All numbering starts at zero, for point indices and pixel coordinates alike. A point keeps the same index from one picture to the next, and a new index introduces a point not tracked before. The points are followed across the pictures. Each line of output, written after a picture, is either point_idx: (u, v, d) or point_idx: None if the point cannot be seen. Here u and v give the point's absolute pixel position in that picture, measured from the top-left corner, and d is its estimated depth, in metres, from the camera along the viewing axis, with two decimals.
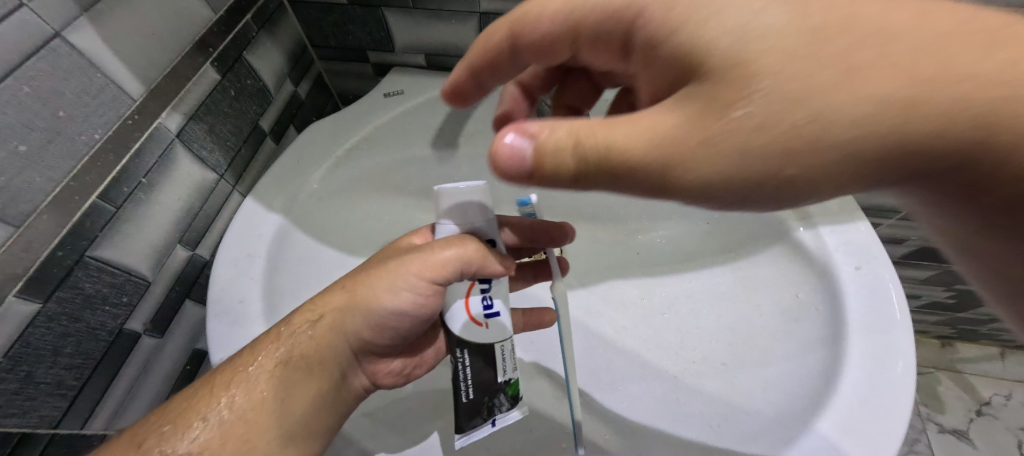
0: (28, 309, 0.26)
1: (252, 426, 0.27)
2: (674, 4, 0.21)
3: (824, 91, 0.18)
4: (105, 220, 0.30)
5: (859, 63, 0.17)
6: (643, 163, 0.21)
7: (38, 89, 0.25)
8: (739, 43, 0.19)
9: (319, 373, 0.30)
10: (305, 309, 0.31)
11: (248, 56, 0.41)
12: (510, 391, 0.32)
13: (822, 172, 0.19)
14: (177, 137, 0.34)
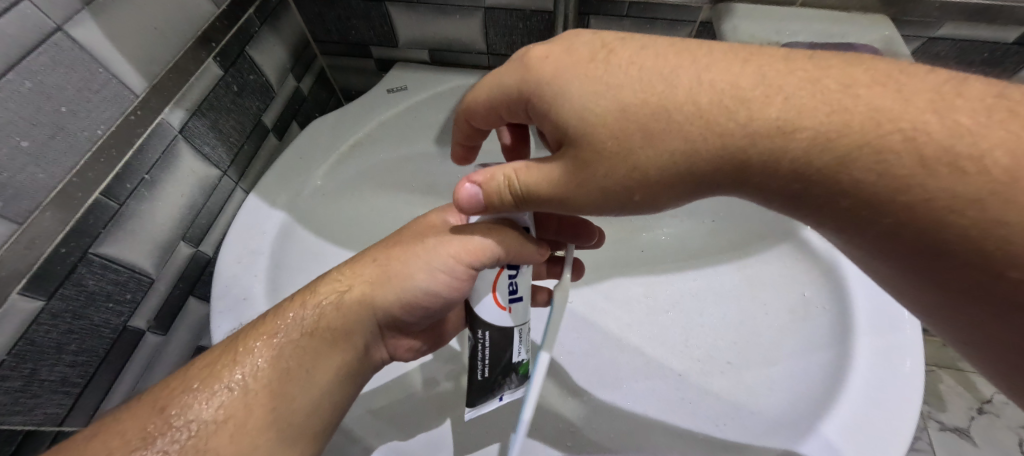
0: (32, 306, 0.26)
1: (273, 396, 0.28)
2: (546, 84, 0.25)
3: (642, 146, 0.23)
4: (108, 218, 0.30)
5: (655, 127, 0.22)
6: (550, 200, 0.26)
7: (40, 84, 0.25)
8: (584, 126, 0.24)
9: (341, 345, 0.31)
10: (333, 278, 0.31)
11: (251, 51, 0.40)
12: (520, 371, 0.32)
13: (658, 194, 0.24)
14: (180, 132, 0.34)
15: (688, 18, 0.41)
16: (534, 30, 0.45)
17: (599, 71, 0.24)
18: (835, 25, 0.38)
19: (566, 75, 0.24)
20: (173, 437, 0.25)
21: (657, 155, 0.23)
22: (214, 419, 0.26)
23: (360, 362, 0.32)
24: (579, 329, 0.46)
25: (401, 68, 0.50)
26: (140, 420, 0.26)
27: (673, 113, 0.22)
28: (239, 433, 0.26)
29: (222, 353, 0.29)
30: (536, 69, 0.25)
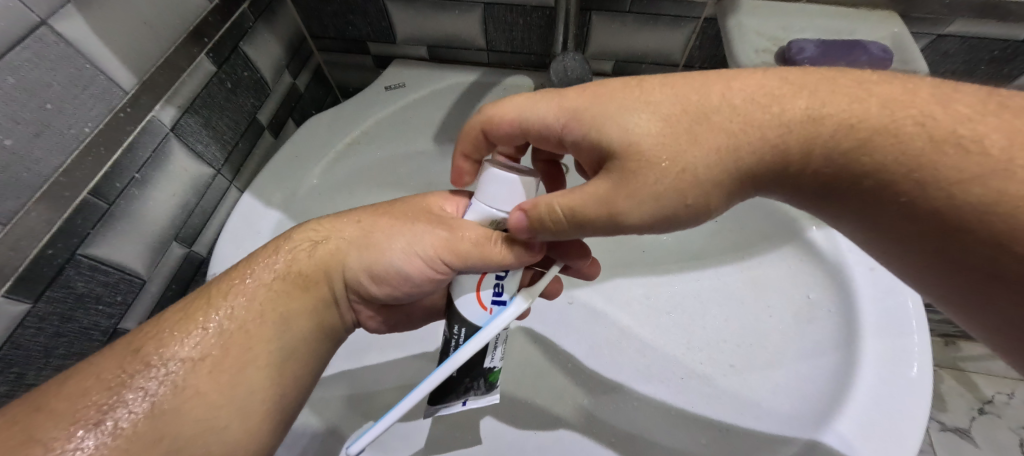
0: (18, 309, 0.26)
1: (251, 337, 0.28)
2: (584, 106, 0.25)
3: (690, 147, 0.22)
4: (97, 218, 0.29)
5: (699, 126, 0.22)
6: (600, 214, 0.24)
7: (24, 81, 0.24)
8: (629, 132, 0.23)
9: (312, 293, 0.30)
10: (309, 228, 0.31)
11: (245, 47, 0.40)
12: (488, 379, 0.31)
13: (710, 197, 0.23)
14: (172, 130, 0.33)
15: (692, 14, 0.40)
16: (534, 26, 0.44)
17: (636, 91, 0.24)
18: (842, 22, 0.37)
19: (603, 100, 0.25)
20: (151, 375, 0.25)
21: (705, 155, 0.22)
22: (192, 358, 0.26)
23: (329, 316, 0.32)
24: (582, 327, 0.46)
25: (399, 65, 0.49)
26: (117, 359, 0.25)
27: (716, 117, 0.22)
28: (216, 371, 0.26)
29: (200, 298, 0.28)
30: (573, 99, 0.26)
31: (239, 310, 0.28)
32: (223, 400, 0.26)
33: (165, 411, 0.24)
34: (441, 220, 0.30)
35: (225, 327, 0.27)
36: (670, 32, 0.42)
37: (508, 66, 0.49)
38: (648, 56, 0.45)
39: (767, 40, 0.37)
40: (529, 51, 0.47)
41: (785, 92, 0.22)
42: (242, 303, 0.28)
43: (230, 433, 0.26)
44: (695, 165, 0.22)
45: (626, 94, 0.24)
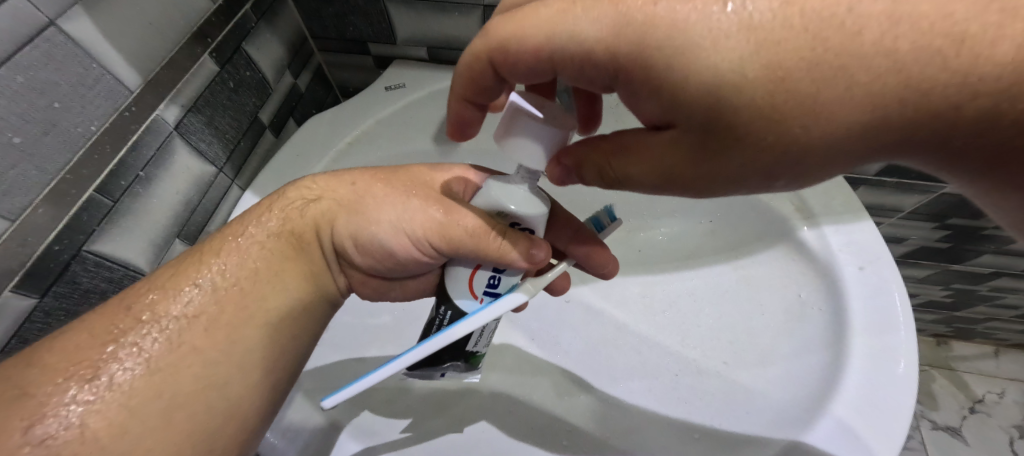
0: (24, 304, 0.26)
1: (248, 294, 0.28)
2: (655, 37, 0.19)
3: (815, 97, 0.18)
4: (102, 215, 0.29)
5: (829, 83, 0.17)
6: (657, 181, 0.23)
7: (33, 80, 0.24)
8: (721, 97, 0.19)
9: (304, 257, 0.31)
10: (305, 187, 0.32)
11: (247, 47, 0.40)
12: (469, 361, 0.34)
13: (830, 156, 0.20)
14: (176, 129, 0.34)
15: None
16: None
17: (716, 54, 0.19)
18: None
19: (684, 14, 0.19)
20: (139, 337, 0.25)
21: (832, 117, 0.18)
22: (186, 316, 0.27)
23: (323, 278, 0.33)
24: (581, 324, 0.46)
25: (398, 66, 0.50)
26: (109, 317, 0.25)
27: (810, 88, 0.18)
28: (213, 329, 0.27)
29: (194, 254, 0.29)
30: (642, 33, 0.20)
31: (231, 269, 0.29)
32: (222, 357, 0.27)
33: (167, 367, 0.25)
34: (436, 199, 0.30)
35: (218, 282, 0.28)
36: None
37: None
38: None
39: None
40: None
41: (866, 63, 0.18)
42: (234, 261, 0.29)
43: (232, 387, 0.27)
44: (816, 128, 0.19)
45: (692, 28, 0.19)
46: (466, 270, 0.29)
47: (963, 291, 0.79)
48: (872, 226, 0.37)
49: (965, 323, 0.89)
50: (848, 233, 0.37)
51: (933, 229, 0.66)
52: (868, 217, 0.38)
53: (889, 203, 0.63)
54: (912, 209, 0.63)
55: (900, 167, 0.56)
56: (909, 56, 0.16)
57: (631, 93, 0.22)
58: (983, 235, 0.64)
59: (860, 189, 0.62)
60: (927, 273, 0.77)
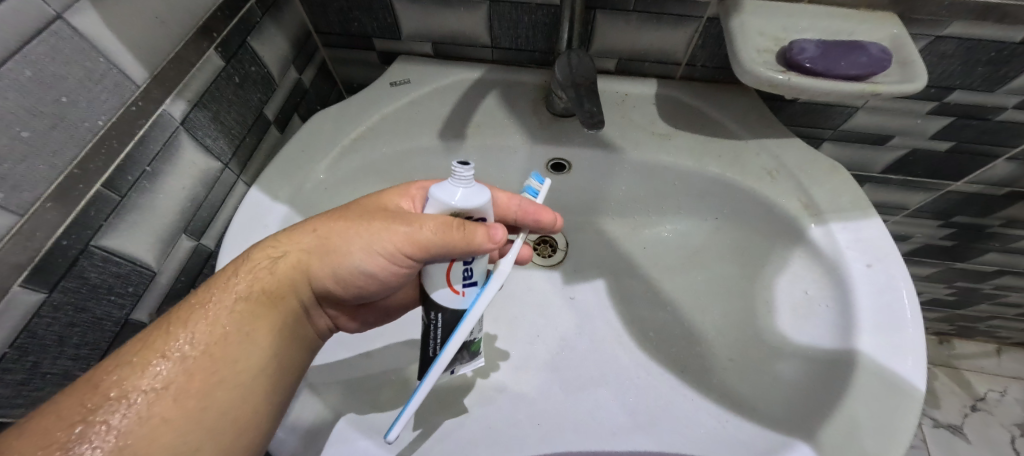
0: (34, 299, 0.26)
1: (226, 361, 0.29)
2: None
3: None
4: (110, 209, 0.29)
5: None
6: None
7: (41, 74, 0.24)
8: None
9: (280, 308, 0.32)
10: (267, 245, 0.32)
11: (252, 41, 0.40)
12: (470, 349, 0.34)
13: None
14: (182, 124, 0.34)
15: (695, 12, 0.40)
16: (539, 24, 0.44)
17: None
18: (843, 23, 0.38)
19: None
20: (112, 408, 0.25)
21: None
22: (156, 388, 0.27)
23: (302, 322, 0.34)
24: (586, 320, 0.47)
25: (403, 62, 0.50)
26: (78, 396, 0.25)
27: None
28: (182, 397, 0.27)
29: (161, 323, 0.29)
30: None
31: (200, 337, 0.29)
32: (192, 423, 0.27)
33: (139, 441, 0.25)
34: (398, 217, 0.30)
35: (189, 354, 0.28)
36: (674, 32, 0.42)
37: (512, 63, 0.50)
38: (650, 54, 0.45)
39: (769, 40, 0.37)
40: (534, 48, 0.47)
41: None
42: (206, 329, 0.29)
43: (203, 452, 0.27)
44: None
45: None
46: (443, 272, 0.30)
47: (967, 289, 0.79)
48: (880, 223, 0.37)
49: (968, 321, 0.89)
50: (855, 229, 0.37)
51: (939, 227, 0.66)
52: (876, 214, 0.38)
53: (895, 201, 0.63)
54: (918, 207, 0.63)
55: (906, 165, 0.56)
56: None
57: None
58: (989, 233, 0.64)
59: (866, 187, 0.62)
60: (931, 271, 0.77)
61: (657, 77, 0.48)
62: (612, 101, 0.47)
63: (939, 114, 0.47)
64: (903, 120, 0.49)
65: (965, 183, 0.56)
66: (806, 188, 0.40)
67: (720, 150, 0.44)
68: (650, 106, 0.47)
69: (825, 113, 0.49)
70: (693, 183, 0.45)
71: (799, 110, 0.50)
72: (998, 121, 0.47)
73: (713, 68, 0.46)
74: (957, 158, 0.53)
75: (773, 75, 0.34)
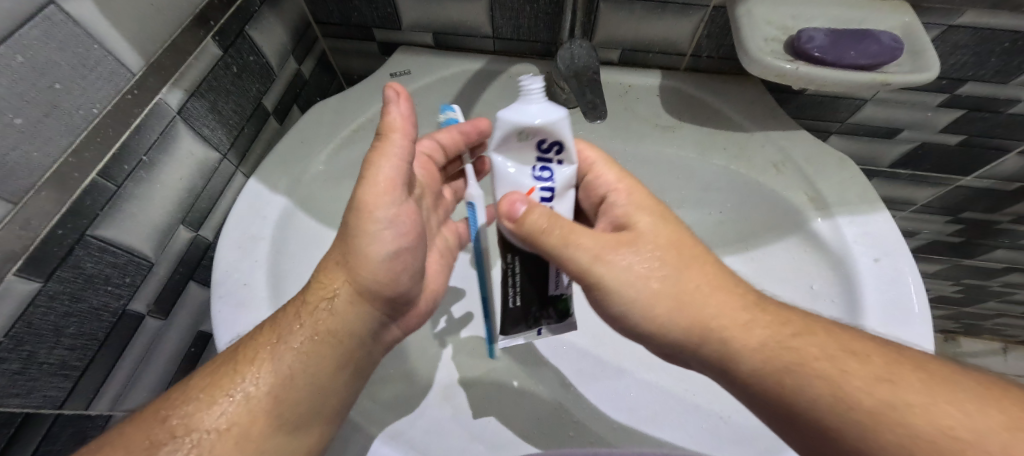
0: (29, 288, 0.26)
1: (293, 397, 0.29)
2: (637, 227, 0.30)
3: (672, 272, 0.28)
4: (105, 199, 0.29)
5: (689, 260, 0.29)
6: (620, 249, 0.28)
7: (33, 60, 0.24)
8: (676, 288, 0.28)
9: (344, 345, 0.31)
10: (318, 285, 0.30)
11: (250, 30, 0.39)
12: (556, 307, 0.33)
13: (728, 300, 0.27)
14: (178, 113, 0.33)
15: (700, 2, 0.39)
16: (541, 14, 0.44)
17: (628, 213, 0.31)
18: (853, 12, 0.37)
19: (626, 263, 0.28)
20: (179, 445, 0.26)
21: (703, 280, 0.28)
22: (217, 428, 0.27)
23: (369, 351, 0.33)
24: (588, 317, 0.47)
25: (403, 53, 0.49)
26: (145, 428, 0.27)
27: (686, 317, 0.27)
28: (244, 440, 0.28)
29: (229, 352, 0.29)
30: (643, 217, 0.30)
31: (264, 378, 0.29)
32: None
33: None
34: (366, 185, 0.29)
35: (253, 392, 0.28)
36: (679, 21, 0.42)
37: (513, 54, 0.49)
38: (655, 45, 0.45)
39: (777, 29, 0.37)
40: (536, 38, 0.46)
41: (753, 296, 0.28)
42: (272, 366, 0.29)
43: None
44: (621, 262, 0.28)
45: (619, 298, 0.28)
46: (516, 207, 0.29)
47: (974, 287, 0.78)
48: (889, 217, 0.36)
49: (974, 319, 0.88)
50: (863, 224, 0.37)
51: (946, 223, 0.65)
52: (884, 207, 0.37)
53: (902, 196, 0.62)
54: (926, 203, 0.62)
55: (915, 159, 0.55)
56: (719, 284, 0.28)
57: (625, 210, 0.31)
58: (997, 229, 0.63)
59: (874, 182, 0.61)
60: (939, 268, 0.77)
61: (661, 68, 0.47)
62: (616, 92, 0.46)
63: (950, 107, 0.46)
64: (912, 113, 0.48)
65: (975, 178, 0.55)
66: (812, 182, 0.39)
67: (725, 142, 0.43)
68: (654, 97, 0.46)
69: (832, 105, 0.49)
70: (698, 176, 0.44)
71: (806, 102, 0.49)
72: (1010, 114, 0.46)
73: (718, 59, 0.45)
74: (966, 153, 0.52)
75: (780, 65, 0.33)
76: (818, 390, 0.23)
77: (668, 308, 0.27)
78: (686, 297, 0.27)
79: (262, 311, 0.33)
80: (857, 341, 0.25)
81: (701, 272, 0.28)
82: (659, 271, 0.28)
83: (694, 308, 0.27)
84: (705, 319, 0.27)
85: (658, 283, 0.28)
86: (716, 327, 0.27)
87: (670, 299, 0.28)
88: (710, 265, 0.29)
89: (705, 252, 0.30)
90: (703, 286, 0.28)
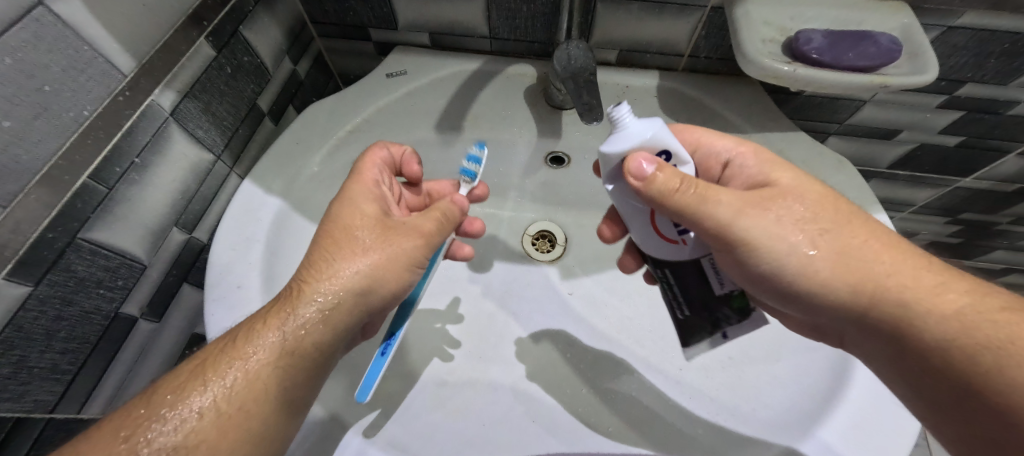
0: (19, 292, 0.25)
1: (251, 417, 0.27)
2: (782, 187, 0.29)
3: (837, 230, 0.28)
4: (97, 202, 0.29)
5: (843, 221, 0.29)
6: (772, 210, 0.28)
7: (21, 62, 0.23)
8: (839, 249, 0.28)
9: (319, 358, 0.30)
10: (304, 295, 0.29)
11: (245, 30, 0.39)
12: (736, 306, 0.30)
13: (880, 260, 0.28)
14: (171, 115, 0.33)
15: (698, 2, 0.39)
16: (538, 14, 0.43)
17: (767, 175, 0.31)
18: (851, 13, 0.37)
19: (783, 223, 0.28)
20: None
21: (858, 240, 0.28)
22: (184, 438, 0.26)
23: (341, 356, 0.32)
24: (585, 316, 0.46)
25: (399, 53, 0.49)
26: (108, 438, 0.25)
27: (842, 277, 0.28)
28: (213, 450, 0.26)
29: (195, 363, 0.28)
30: (781, 176, 0.30)
31: (234, 387, 0.27)
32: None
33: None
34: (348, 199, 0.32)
35: (212, 406, 0.27)
36: (676, 22, 0.41)
37: (511, 54, 0.49)
38: (653, 45, 0.44)
39: (775, 30, 0.36)
40: (533, 38, 0.46)
41: (911, 250, 0.29)
42: (235, 380, 0.27)
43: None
44: (779, 224, 0.28)
45: (775, 254, 0.28)
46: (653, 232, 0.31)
47: None
48: (885, 220, 0.36)
49: None
50: None
51: (945, 224, 0.65)
52: (881, 210, 0.37)
53: (901, 197, 0.62)
54: (925, 204, 0.62)
55: (913, 160, 0.54)
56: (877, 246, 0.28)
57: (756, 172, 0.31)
58: (996, 230, 0.63)
59: (872, 182, 0.60)
60: (938, 268, 0.76)
61: (659, 69, 0.47)
62: (613, 93, 0.46)
63: (949, 108, 0.46)
64: (911, 114, 0.47)
65: (974, 179, 0.55)
66: None
67: None
68: (651, 98, 0.46)
69: (831, 106, 0.48)
70: None
71: (805, 103, 0.49)
72: (1010, 115, 0.46)
73: (717, 59, 0.45)
74: (966, 154, 0.52)
75: (777, 66, 0.33)
76: (980, 352, 0.25)
77: (856, 276, 0.28)
78: (853, 254, 0.28)
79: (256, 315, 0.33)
80: (980, 306, 0.27)
81: (862, 231, 0.28)
82: (848, 237, 0.28)
83: (858, 266, 0.28)
84: (884, 286, 0.28)
85: (823, 244, 0.28)
86: (893, 288, 0.27)
87: (859, 264, 0.28)
88: (860, 216, 0.29)
89: (852, 204, 0.30)
90: (865, 249, 0.28)
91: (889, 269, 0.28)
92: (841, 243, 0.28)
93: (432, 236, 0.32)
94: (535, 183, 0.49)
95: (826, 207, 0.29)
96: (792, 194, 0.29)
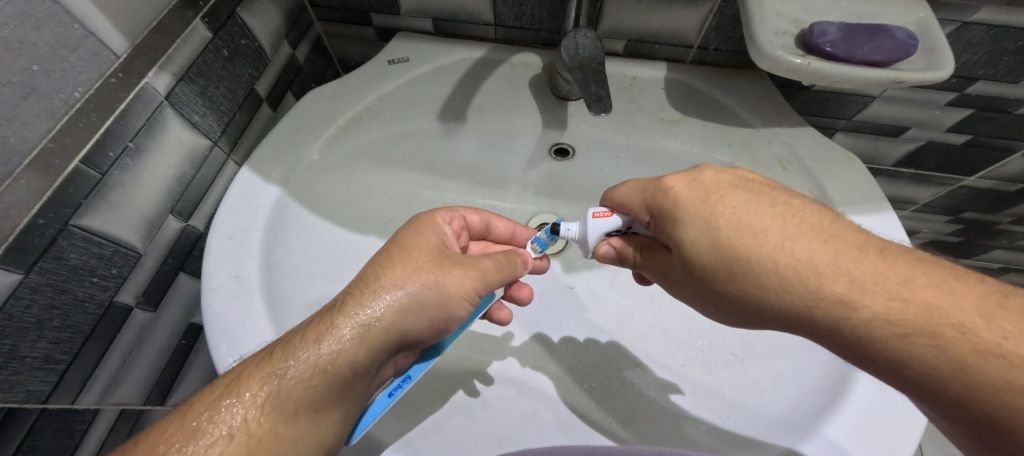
0: (10, 280, 0.24)
1: (280, 439, 0.26)
2: (680, 242, 0.28)
3: (741, 275, 0.26)
4: (89, 187, 0.28)
5: (740, 265, 0.26)
6: (687, 261, 0.28)
7: (10, 39, 0.22)
8: (766, 287, 0.26)
9: (353, 379, 0.28)
10: (348, 311, 0.28)
11: (242, 12, 0.38)
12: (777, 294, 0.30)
13: (784, 303, 0.25)
14: (166, 98, 0.32)
15: None
16: (545, 1, 0.42)
17: (665, 226, 0.29)
18: (867, 5, 0.36)
19: (707, 270, 0.27)
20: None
21: (791, 263, 0.25)
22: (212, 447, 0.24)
23: (370, 384, 0.30)
24: (586, 311, 0.45)
25: (401, 40, 0.48)
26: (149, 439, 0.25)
27: (764, 320, 0.27)
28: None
29: (230, 376, 0.27)
30: (682, 230, 0.28)
31: (265, 400, 0.26)
32: None
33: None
34: (400, 232, 0.33)
35: (242, 426, 0.25)
36: (686, 12, 0.40)
37: (516, 42, 0.47)
38: (661, 36, 0.43)
39: (788, 23, 0.35)
40: (539, 27, 0.45)
41: (833, 270, 0.24)
42: (265, 398, 0.26)
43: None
44: (692, 278, 0.29)
45: (710, 309, 0.30)
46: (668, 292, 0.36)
47: None
48: (892, 217, 0.36)
49: None
50: (868, 224, 0.36)
51: (947, 223, 0.65)
52: (888, 207, 0.37)
53: (905, 195, 0.61)
54: (927, 202, 0.62)
55: (918, 158, 0.54)
56: (798, 287, 0.25)
57: (660, 229, 0.30)
58: (996, 229, 0.63)
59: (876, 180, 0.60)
60: None
61: (667, 60, 0.46)
62: (619, 85, 0.45)
63: (957, 106, 0.45)
64: (919, 111, 0.47)
65: (977, 178, 0.55)
66: (818, 181, 0.39)
67: (729, 138, 0.42)
68: (658, 91, 0.45)
69: (839, 101, 0.48)
70: None
71: (813, 98, 0.48)
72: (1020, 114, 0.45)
73: (726, 51, 0.44)
74: (971, 153, 0.51)
75: (791, 59, 0.32)
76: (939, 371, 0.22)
77: (775, 319, 0.26)
78: (757, 297, 0.26)
79: (256, 305, 0.32)
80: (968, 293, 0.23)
81: (753, 278, 0.26)
82: (754, 283, 0.26)
83: (764, 306, 0.26)
84: (795, 323, 0.26)
85: (728, 293, 0.27)
86: (815, 322, 0.25)
87: (762, 310, 0.26)
88: (752, 261, 0.26)
89: (752, 242, 0.26)
90: (779, 289, 0.25)
91: (802, 301, 0.25)
92: (771, 269, 0.25)
93: (489, 275, 0.32)
94: (538, 176, 0.48)
95: (715, 254, 0.27)
96: (693, 245, 0.28)
